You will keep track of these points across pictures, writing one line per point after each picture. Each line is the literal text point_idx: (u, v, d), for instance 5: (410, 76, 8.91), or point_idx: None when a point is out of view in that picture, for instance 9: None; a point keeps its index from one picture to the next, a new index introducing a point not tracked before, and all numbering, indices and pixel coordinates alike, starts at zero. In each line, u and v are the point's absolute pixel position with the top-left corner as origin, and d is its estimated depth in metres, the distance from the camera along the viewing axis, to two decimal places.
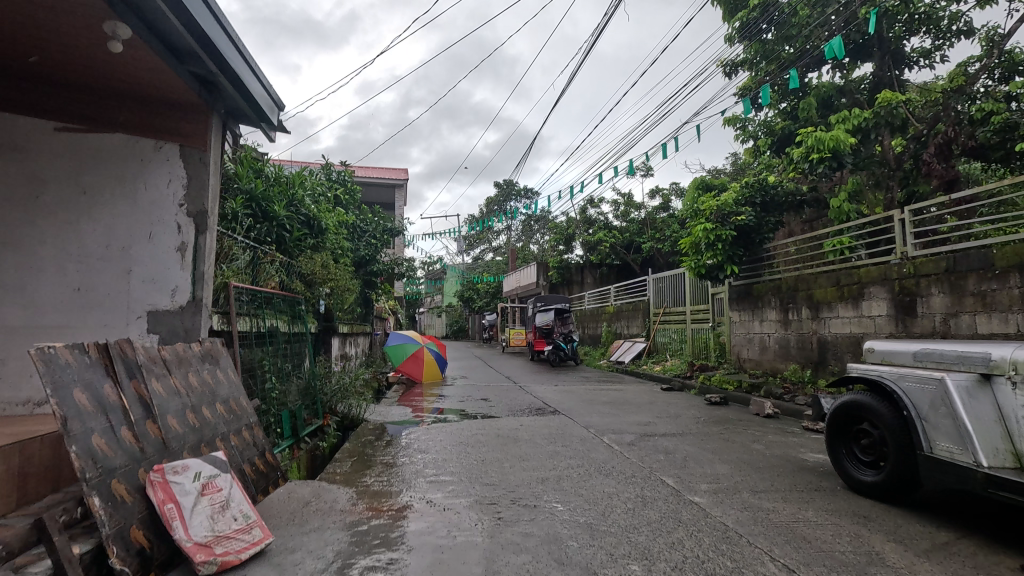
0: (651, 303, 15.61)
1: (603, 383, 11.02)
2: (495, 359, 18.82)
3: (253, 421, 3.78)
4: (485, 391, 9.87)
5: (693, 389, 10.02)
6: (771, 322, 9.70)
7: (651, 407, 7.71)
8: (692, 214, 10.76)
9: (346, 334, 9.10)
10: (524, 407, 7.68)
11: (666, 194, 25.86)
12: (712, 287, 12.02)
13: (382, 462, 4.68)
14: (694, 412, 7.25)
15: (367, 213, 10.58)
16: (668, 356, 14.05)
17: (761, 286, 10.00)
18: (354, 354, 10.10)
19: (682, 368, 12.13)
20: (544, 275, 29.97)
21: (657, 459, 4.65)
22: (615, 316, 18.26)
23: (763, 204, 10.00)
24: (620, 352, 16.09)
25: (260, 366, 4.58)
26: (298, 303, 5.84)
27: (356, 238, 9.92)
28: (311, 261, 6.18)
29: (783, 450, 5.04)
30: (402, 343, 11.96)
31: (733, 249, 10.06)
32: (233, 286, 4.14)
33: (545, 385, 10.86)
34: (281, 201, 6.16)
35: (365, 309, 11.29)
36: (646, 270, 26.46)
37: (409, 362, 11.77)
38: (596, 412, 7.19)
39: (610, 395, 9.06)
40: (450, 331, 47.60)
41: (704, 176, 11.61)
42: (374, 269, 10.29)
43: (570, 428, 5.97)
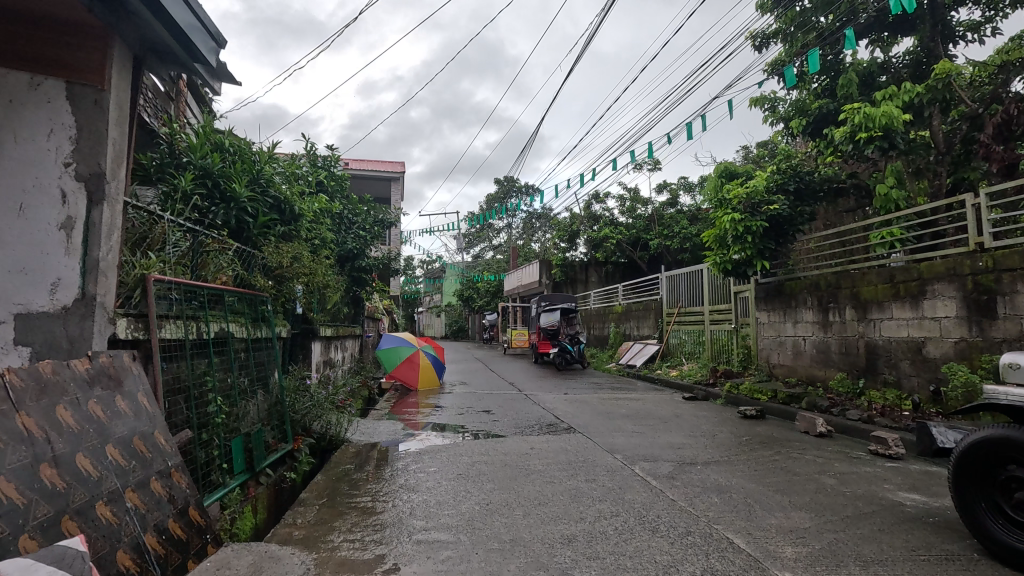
0: (665, 302, 14.55)
1: (617, 391, 10.00)
2: (497, 362, 17.76)
3: (173, 465, 2.73)
4: (487, 400, 8.85)
5: (719, 398, 9.01)
6: (807, 324, 8.68)
7: (679, 423, 6.69)
8: (716, 203, 9.73)
9: (330, 338, 8.06)
10: (532, 423, 6.65)
11: (675, 188, 24.81)
12: (735, 285, 11.00)
13: (358, 506, 3.65)
14: (730, 430, 6.24)
15: (356, 203, 9.55)
16: (684, 360, 13.03)
17: (795, 284, 8.96)
18: (341, 360, 9.06)
19: (702, 373, 11.11)
20: (547, 273, 28.94)
21: (711, 503, 3.63)
22: (624, 316, 17.22)
23: (797, 192, 8.97)
24: (631, 355, 15.05)
25: (199, 385, 3.55)
26: (262, 303, 4.80)
27: (343, 230, 8.89)
28: (279, 251, 5.15)
29: (864, 487, 4.01)
30: (395, 346, 10.92)
31: (764, 243, 9.02)
32: (153, 279, 3.08)
33: (553, 393, 9.82)
34: (243, 180, 5.13)
35: (354, 309, 10.25)
36: (653, 268, 25.41)
37: (403, 366, 10.74)
38: (618, 430, 6.15)
39: (628, 406, 8.03)
40: (450, 331, 46.56)
41: (727, 163, 10.61)
42: (363, 264, 9.25)
43: (591, 454, 4.95)
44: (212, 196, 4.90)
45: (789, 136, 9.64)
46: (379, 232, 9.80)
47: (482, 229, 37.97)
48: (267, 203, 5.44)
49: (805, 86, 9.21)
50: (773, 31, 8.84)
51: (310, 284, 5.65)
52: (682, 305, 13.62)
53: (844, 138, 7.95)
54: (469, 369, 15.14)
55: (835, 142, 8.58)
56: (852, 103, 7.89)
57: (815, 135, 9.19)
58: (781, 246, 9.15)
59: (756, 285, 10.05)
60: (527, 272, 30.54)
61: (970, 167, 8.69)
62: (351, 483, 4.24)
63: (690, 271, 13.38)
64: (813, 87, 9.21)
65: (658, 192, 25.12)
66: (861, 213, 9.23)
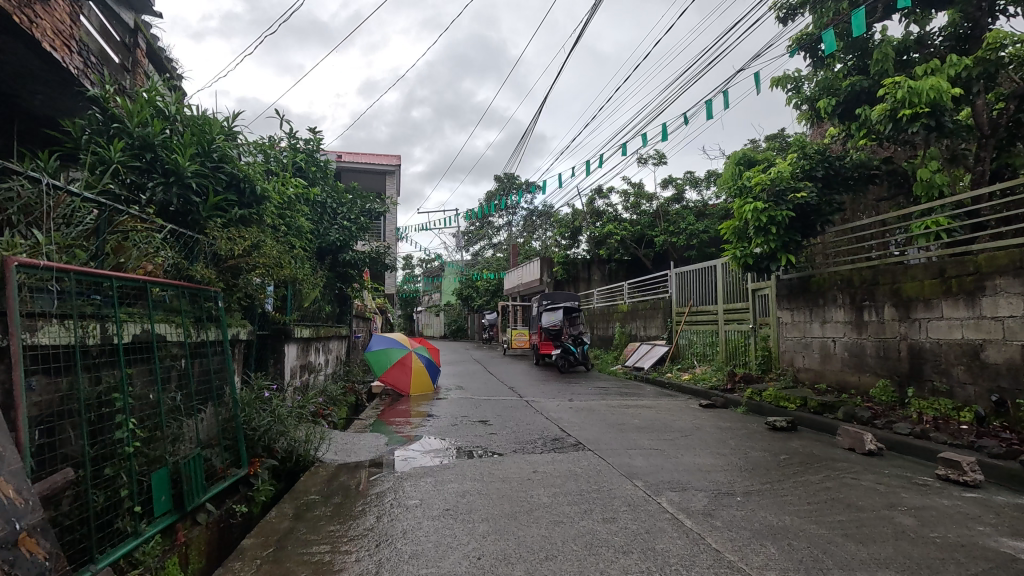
0: (674, 301, 13.71)
1: (627, 397, 9.18)
2: (496, 363, 16.94)
3: (23, 528, 1.90)
4: (485, 408, 8.03)
5: (739, 405, 8.19)
6: (838, 324, 7.87)
7: (702, 437, 5.88)
8: (735, 193, 8.91)
9: (308, 340, 7.23)
10: (534, 436, 5.83)
11: (680, 184, 24.08)
12: (753, 282, 10.19)
13: (311, 560, 2.83)
14: (762, 447, 5.43)
15: (341, 191, 8.72)
16: (696, 362, 12.22)
17: (823, 279, 8.15)
18: (323, 364, 8.23)
19: (717, 377, 10.30)
20: (548, 271, 28.08)
21: (766, 557, 2.81)
22: (630, 315, 16.40)
23: (825, 179, 8.15)
24: (638, 357, 14.22)
25: (103, 405, 2.74)
26: (208, 299, 3.98)
27: (325, 220, 8.07)
28: (235, 238, 4.33)
29: (952, 530, 3.20)
30: (385, 348, 10.11)
31: (789, 235, 8.18)
32: (16, 263, 2.26)
33: (557, 399, 9.01)
34: (192, 153, 4.31)
35: (339, 307, 9.44)
36: (659, 266, 24.61)
37: (394, 370, 9.94)
38: (634, 447, 5.33)
39: (642, 416, 7.22)
40: (449, 331, 45.72)
41: (745, 149, 9.79)
42: (348, 258, 8.42)
43: (606, 480, 4.13)
44: (150, 170, 4.09)
45: (815, 119, 8.81)
46: (367, 224, 8.98)
47: (482, 226, 37.19)
48: (223, 182, 4.62)
49: (834, 62, 8.38)
50: (799, 0, 8.03)
51: (275, 277, 4.83)
52: (694, 303, 12.78)
53: (881, 117, 7.14)
54: (466, 372, 14.32)
55: (869, 123, 7.75)
56: (891, 79, 7.09)
57: (844, 117, 8.37)
58: (808, 238, 8.32)
59: (778, 281, 9.22)
60: (528, 270, 29.71)
61: (1016, 152, 7.86)
62: (312, 522, 3.43)
63: (702, 268, 12.55)
64: (843, 64, 8.38)
65: (663, 188, 24.37)
66: (894, 203, 8.41)
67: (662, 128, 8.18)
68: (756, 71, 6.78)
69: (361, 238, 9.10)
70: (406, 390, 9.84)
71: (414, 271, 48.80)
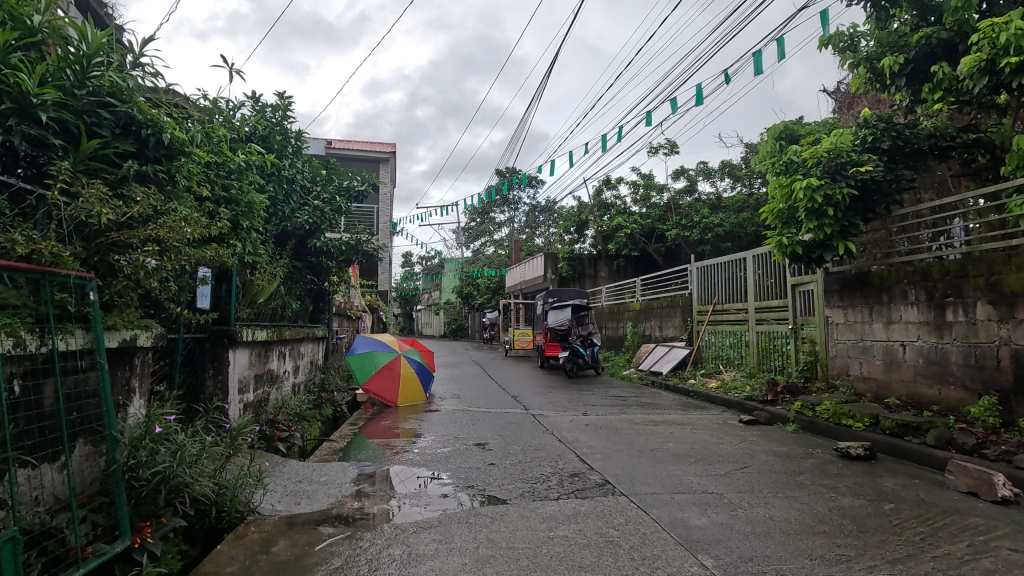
0: (695, 298, 12.38)
1: (650, 410, 7.88)
2: (497, 366, 15.65)
3: None
4: (484, 426, 6.70)
5: (789, 422, 6.86)
6: (910, 325, 6.52)
7: (762, 473, 4.57)
8: (776, 171, 7.55)
9: (267, 344, 5.90)
10: (549, 472, 4.50)
11: (693, 175, 22.84)
12: (794, 276, 8.86)
13: None
14: (848, 488, 4.12)
15: (311, 169, 7.39)
16: (722, 367, 10.89)
17: (888, 271, 6.81)
18: (291, 372, 6.91)
19: (751, 385, 8.97)
20: (553, 267, 26.22)
21: None
22: (644, 314, 15.09)
23: (890, 151, 6.82)
24: (653, 361, 12.90)
25: None
26: (65, 289, 2.63)
27: (293, 199, 6.73)
28: (121, 203, 2.99)
29: None
30: (370, 350, 8.83)
31: (847, 219, 6.83)
32: None
33: (568, 412, 7.68)
34: (57, 79, 2.97)
35: (314, 305, 8.10)
36: (670, 262, 23.33)
37: (380, 376, 8.65)
38: (680, 489, 4.02)
39: (675, 438, 5.90)
40: (449, 330, 44.26)
41: (786, 123, 8.44)
42: (320, 246, 7.11)
43: (660, 561, 2.80)
44: None
45: (875, 82, 7.46)
46: (346, 205, 7.65)
47: (483, 222, 35.91)
48: (116, 125, 3.31)
49: (901, 13, 7.01)
50: None
51: (195, 258, 3.51)
52: (720, 301, 11.45)
53: (973, 71, 5.79)
54: (464, 376, 13.01)
55: (948, 82, 6.41)
56: (985, 21, 5.73)
57: (912, 78, 7.03)
58: (868, 222, 6.98)
59: (827, 275, 7.89)
60: (530, 266, 28.42)
61: None
62: None
63: (729, 261, 11.21)
64: (913, 15, 6.99)
65: (675, 179, 23.10)
66: (972, 181, 7.05)
67: (696, 91, 6.85)
68: (826, 10, 5.46)
69: (340, 223, 7.78)
70: (393, 399, 8.59)
71: (413, 268, 47.49)
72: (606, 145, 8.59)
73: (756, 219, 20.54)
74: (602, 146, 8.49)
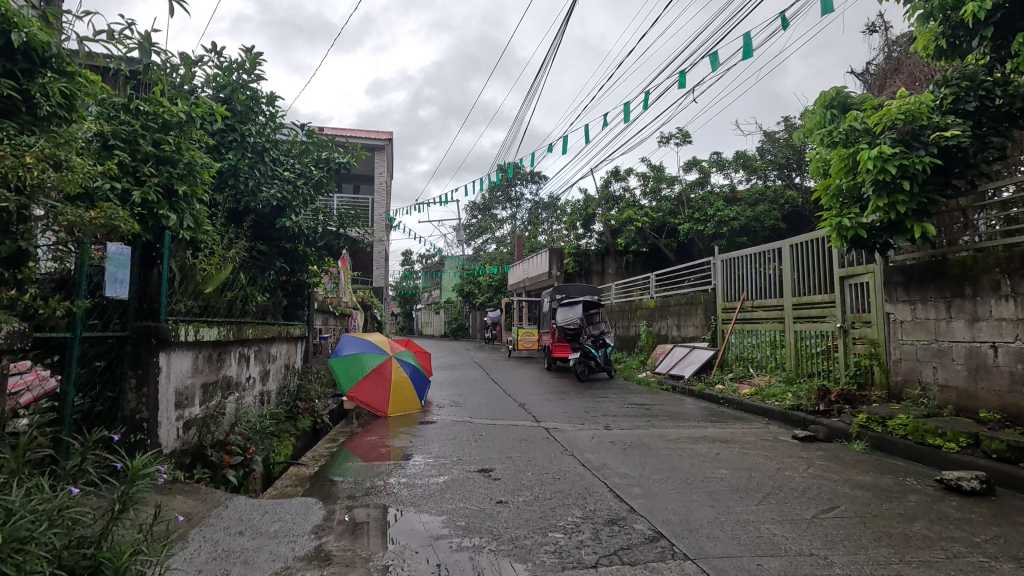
0: (719, 294, 11.26)
1: (681, 422, 6.76)
2: (500, 368, 14.52)
3: None
4: (489, 444, 5.56)
5: (854, 440, 5.72)
6: (1004, 323, 5.38)
7: (859, 516, 3.46)
8: (833, 142, 6.42)
9: (222, 345, 4.79)
10: (579, 518, 3.37)
11: (706, 167, 21.83)
12: (844, 268, 7.73)
13: None
14: (992, 545, 3.01)
15: (283, 140, 6.26)
16: (752, 370, 9.78)
17: (973, 259, 5.68)
18: (259, 378, 5.80)
19: (793, 392, 7.84)
20: (559, 263, 25.09)
21: None
22: (659, 312, 14.00)
23: (974, 114, 5.68)
24: (672, 363, 11.79)
25: None
26: None
27: (259, 171, 5.60)
28: None
29: None
30: (354, 353, 7.81)
31: (924, 196, 5.69)
32: None
33: (587, 424, 6.55)
34: None
35: (291, 299, 6.97)
36: (682, 258, 22.26)
37: (368, 383, 7.58)
38: (765, 550, 2.89)
39: (725, 462, 4.78)
40: (449, 330, 43.08)
41: (836, 90, 7.31)
42: (294, 229, 5.97)
43: None
44: None
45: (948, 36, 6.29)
46: (326, 181, 6.52)
47: (485, 218, 34.85)
48: None
49: None
50: None
51: (75, 223, 2.53)
52: (749, 298, 10.30)
53: None
54: (464, 380, 11.88)
55: None
56: None
57: (999, 29, 5.85)
58: (946, 200, 5.85)
59: (889, 265, 6.75)
60: (534, 263, 27.31)
61: None
62: None
63: (759, 253, 10.09)
64: None
65: (686, 171, 22.05)
66: None
67: (743, 42, 5.73)
68: None
69: (318, 203, 6.64)
70: (382, 407, 7.50)
71: (412, 266, 46.40)
72: (628, 116, 7.48)
73: (774, 211, 19.49)
74: (624, 117, 7.38)
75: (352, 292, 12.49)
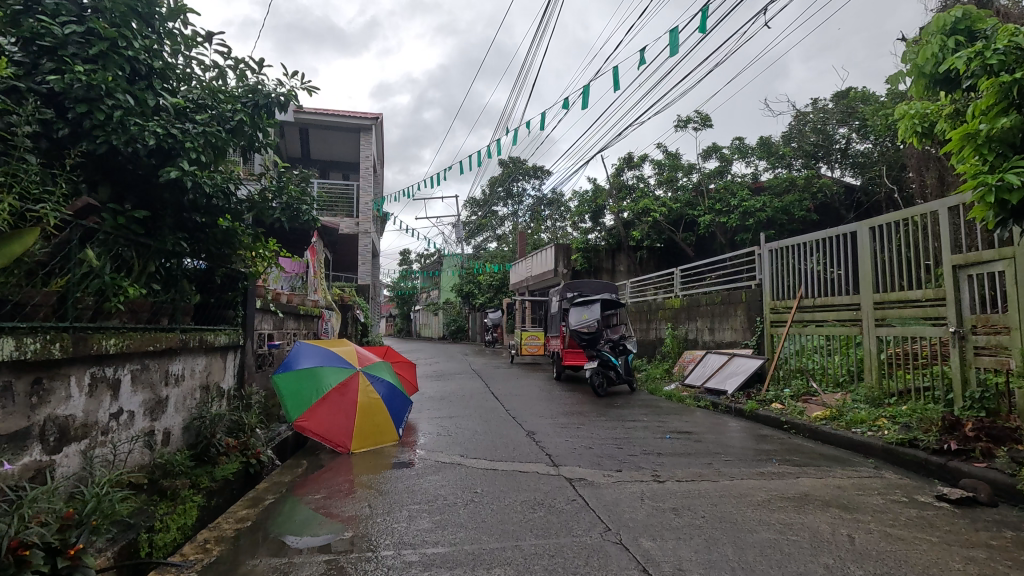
0: (766, 291, 9.31)
1: (757, 466, 4.81)
2: (503, 378, 12.61)
3: None
4: (487, 515, 3.62)
5: None
6: None
7: None
8: (982, 67, 4.59)
9: (37, 367, 2.86)
10: None
11: (726, 154, 19.97)
12: (962, 255, 5.80)
13: None
14: None
15: (201, 62, 4.39)
16: (817, 386, 7.86)
17: None
18: (142, 411, 3.88)
19: (892, 420, 5.92)
20: (566, 260, 23.07)
21: None
22: (686, 313, 12.09)
23: None
24: (708, 374, 9.91)
25: None
26: None
27: (136, 98, 3.69)
28: None
29: None
30: (308, 368, 5.91)
31: None
32: None
33: (627, 472, 4.61)
34: None
35: (213, 296, 5.05)
36: (701, 254, 20.34)
37: (323, 409, 5.67)
38: None
39: (880, 564, 2.85)
40: (449, 332, 41.16)
41: (966, 9, 5.38)
42: (196, 194, 4.03)
43: None
44: None
45: None
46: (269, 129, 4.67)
47: (484, 214, 33.01)
48: None
49: None
50: None
51: None
52: (810, 296, 8.33)
53: None
54: (459, 394, 9.94)
55: None
56: None
57: None
58: None
59: None
60: (538, 261, 25.42)
61: None
62: None
63: (822, 240, 8.15)
64: None
65: (705, 158, 20.19)
66: None
67: None
68: None
69: (248, 161, 4.70)
70: (345, 438, 5.61)
71: (410, 265, 44.52)
72: (675, 51, 5.58)
73: (804, 201, 17.60)
74: (670, 51, 5.47)
75: (326, 290, 10.59)
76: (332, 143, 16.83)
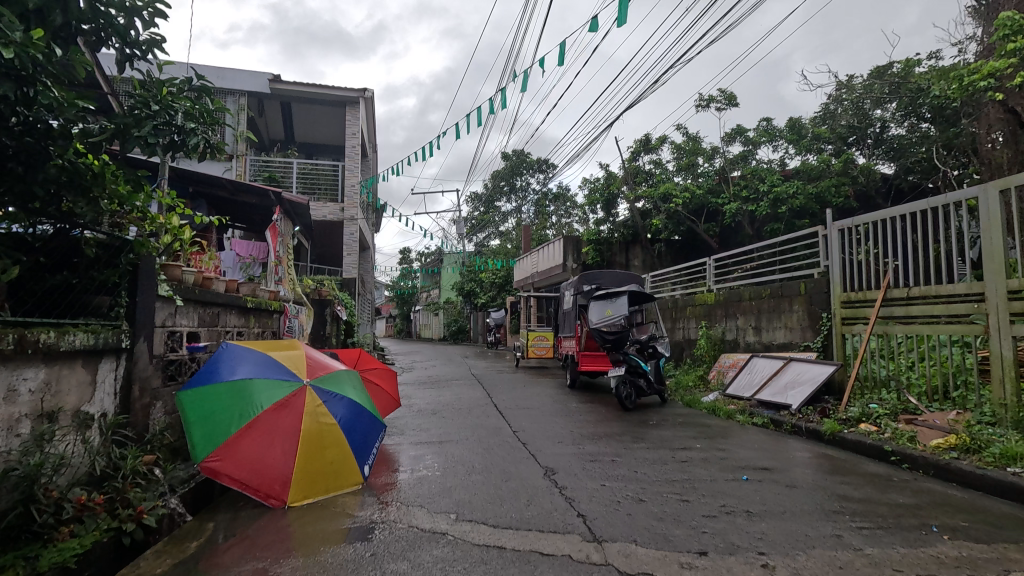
0: (836, 280, 7.43)
1: (918, 542, 3.01)
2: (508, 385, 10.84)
3: None
4: None
5: None
6: None
7: None
8: None
9: None
10: None
11: (751, 138, 18.19)
12: None
13: None
14: None
15: None
16: (920, 402, 6.02)
17: None
18: None
19: None
20: (574, 254, 21.33)
21: None
22: (723, 310, 10.29)
23: None
24: (758, 381, 8.11)
25: None
26: None
27: None
28: None
29: None
30: (233, 382, 4.13)
31: None
32: None
33: (715, 557, 2.80)
34: None
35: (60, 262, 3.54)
36: (724, 246, 18.53)
37: (244, 441, 3.84)
38: None
39: None
40: (449, 332, 39.44)
41: None
42: None
43: None
44: None
45: None
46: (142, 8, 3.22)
47: (486, 209, 31.27)
48: None
49: None
50: None
51: None
52: (900, 284, 6.41)
53: None
54: (455, 406, 8.15)
55: None
56: None
57: None
58: None
59: None
60: (543, 255, 23.67)
61: None
62: None
63: (920, 212, 6.26)
64: None
65: (728, 142, 18.41)
66: None
67: None
68: None
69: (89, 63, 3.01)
70: (282, 485, 3.82)
71: (410, 264, 42.83)
72: None
73: (843, 185, 15.78)
74: None
75: (295, 280, 8.80)
76: (316, 121, 15.02)
